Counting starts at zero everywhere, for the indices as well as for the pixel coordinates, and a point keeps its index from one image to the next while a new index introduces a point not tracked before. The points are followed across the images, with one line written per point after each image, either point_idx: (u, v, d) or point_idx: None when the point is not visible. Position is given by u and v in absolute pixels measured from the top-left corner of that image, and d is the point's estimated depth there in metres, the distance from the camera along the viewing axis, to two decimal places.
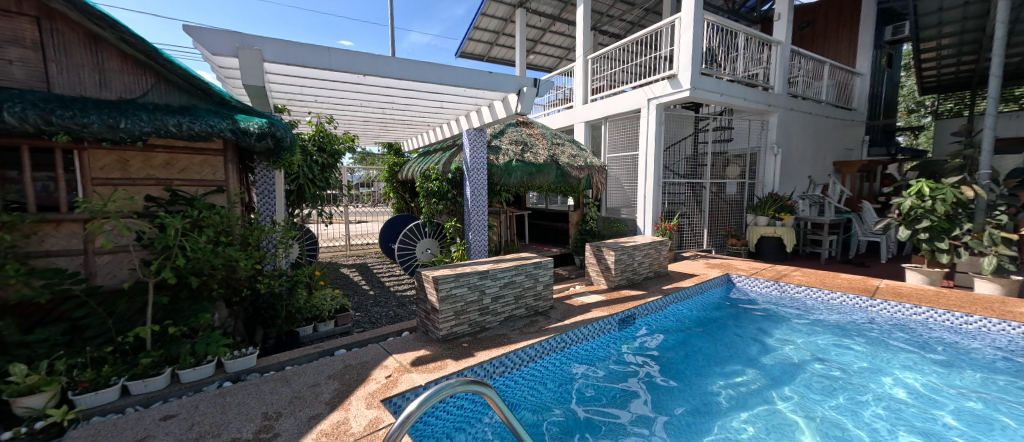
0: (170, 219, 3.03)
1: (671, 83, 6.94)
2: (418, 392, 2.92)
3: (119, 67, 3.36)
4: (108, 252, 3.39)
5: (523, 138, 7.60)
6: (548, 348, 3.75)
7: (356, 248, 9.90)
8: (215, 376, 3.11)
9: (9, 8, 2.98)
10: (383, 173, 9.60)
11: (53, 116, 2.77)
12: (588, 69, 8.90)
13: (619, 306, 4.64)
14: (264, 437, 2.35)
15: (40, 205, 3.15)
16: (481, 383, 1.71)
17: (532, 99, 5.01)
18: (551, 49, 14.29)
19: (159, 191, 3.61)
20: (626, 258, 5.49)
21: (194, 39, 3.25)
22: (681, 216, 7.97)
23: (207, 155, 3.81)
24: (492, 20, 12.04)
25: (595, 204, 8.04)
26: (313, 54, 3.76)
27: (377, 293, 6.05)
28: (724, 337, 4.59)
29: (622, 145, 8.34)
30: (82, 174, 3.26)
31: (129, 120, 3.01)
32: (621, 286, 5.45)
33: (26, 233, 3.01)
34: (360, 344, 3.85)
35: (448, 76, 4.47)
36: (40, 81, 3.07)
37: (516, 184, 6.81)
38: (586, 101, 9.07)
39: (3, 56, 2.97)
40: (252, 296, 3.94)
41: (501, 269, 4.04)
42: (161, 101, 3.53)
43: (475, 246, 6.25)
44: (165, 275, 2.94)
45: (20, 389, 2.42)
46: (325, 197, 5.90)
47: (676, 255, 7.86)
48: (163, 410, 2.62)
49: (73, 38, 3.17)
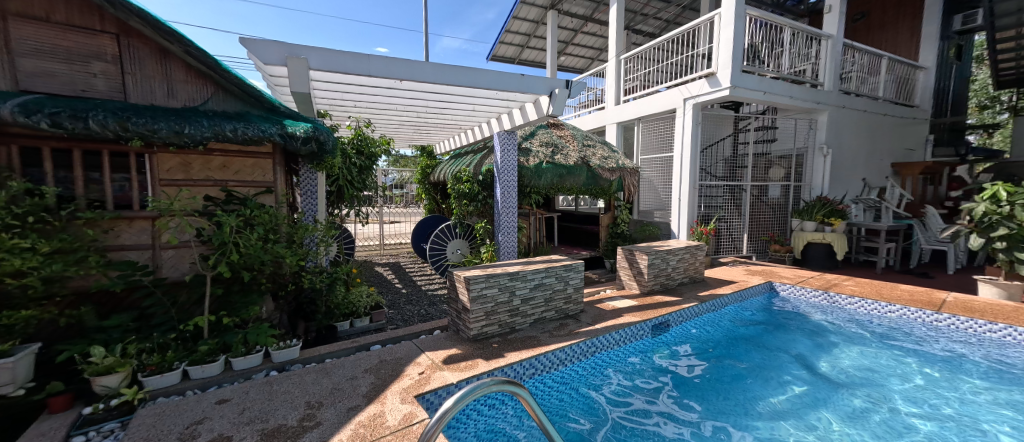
0: (226, 217, 3.27)
1: (709, 82, 6.69)
2: (450, 389, 2.98)
3: (184, 77, 3.66)
4: (172, 247, 3.70)
5: (554, 140, 7.58)
6: (578, 352, 3.71)
7: (390, 247, 10.21)
8: (263, 365, 3.32)
9: (95, 26, 3.32)
10: (416, 175, 9.87)
11: (129, 123, 3.06)
12: (621, 69, 8.77)
13: (653, 312, 4.52)
14: (307, 425, 2.48)
15: (117, 203, 3.49)
16: (513, 383, 1.72)
17: (563, 101, 4.99)
18: (583, 50, 14.16)
19: (216, 192, 3.89)
20: (660, 263, 5.33)
21: (248, 50, 3.50)
22: (719, 220, 7.65)
23: (258, 158, 4.08)
24: (524, 22, 12.12)
25: (627, 207, 7.88)
26: (353, 61, 3.94)
27: (409, 292, 6.20)
28: (767, 349, 4.36)
29: (656, 147, 8.13)
30: (152, 176, 3.59)
31: (192, 126, 3.27)
32: (654, 292, 5.30)
33: (104, 228, 3.34)
34: (394, 340, 4.00)
35: (480, 79, 4.54)
36: (118, 91, 3.41)
37: (546, 186, 6.80)
38: (619, 103, 8.92)
39: (88, 70, 3.31)
40: (295, 291, 4.22)
41: (531, 271, 4.05)
42: (220, 108, 3.81)
43: (504, 248, 6.27)
44: (221, 269, 3.18)
45: (99, 369, 2.68)
46: (362, 198, 6.15)
47: (713, 260, 7.55)
48: (218, 394, 2.82)
49: (146, 53, 3.50)
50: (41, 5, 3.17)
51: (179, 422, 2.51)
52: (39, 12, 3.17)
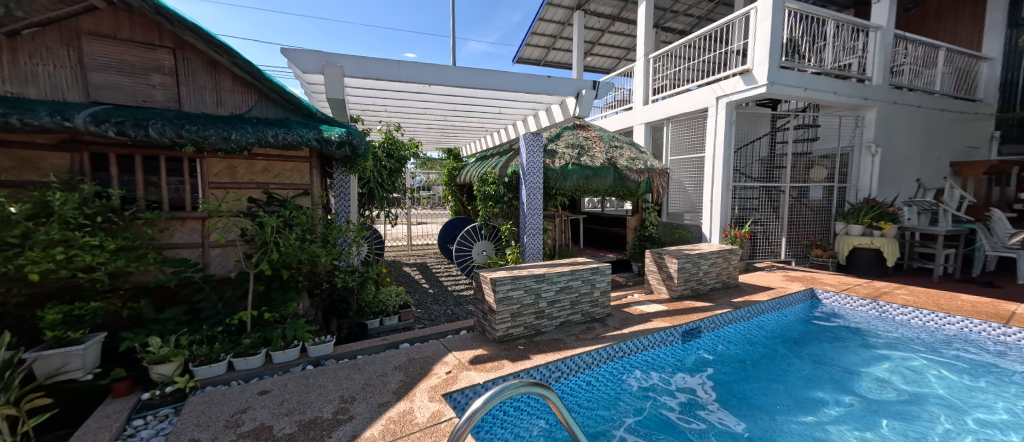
0: (267, 218, 3.47)
1: (744, 79, 6.44)
2: (477, 390, 3.02)
3: (231, 87, 3.90)
4: (219, 246, 3.94)
5: (580, 141, 7.52)
6: (605, 356, 3.67)
7: (417, 248, 10.45)
8: (300, 359, 3.48)
9: (155, 42, 3.62)
10: (443, 178, 10.06)
11: (183, 130, 3.30)
12: (650, 68, 8.61)
13: (683, 317, 4.40)
14: (341, 418, 2.58)
15: (172, 204, 3.77)
16: (542, 385, 1.73)
17: (590, 102, 4.95)
18: (610, 50, 13.99)
19: (258, 194, 4.12)
20: (691, 267, 5.18)
21: (289, 59, 3.69)
22: (755, 223, 7.34)
23: (297, 161, 4.29)
24: (550, 24, 12.12)
25: (655, 209, 7.71)
26: (385, 68, 4.07)
27: (436, 292, 6.33)
28: (808, 360, 4.14)
29: (686, 147, 7.90)
30: (203, 180, 3.85)
31: (238, 132, 3.48)
32: (684, 297, 5.15)
33: (161, 228, 3.61)
34: (422, 339, 4.09)
35: (506, 82, 4.58)
36: (174, 100, 3.69)
37: (572, 188, 6.76)
38: (647, 103, 8.74)
39: (149, 82, 3.60)
40: (329, 289, 4.38)
41: (557, 273, 4.03)
42: (263, 115, 4.03)
43: (530, 249, 6.28)
44: (262, 267, 3.37)
45: (156, 358, 2.91)
46: (392, 200, 6.33)
47: (748, 265, 7.25)
48: (260, 386, 2.99)
49: (198, 64, 3.76)
50: (109, 23, 3.48)
51: (225, 410, 2.68)
52: (107, 30, 3.47)
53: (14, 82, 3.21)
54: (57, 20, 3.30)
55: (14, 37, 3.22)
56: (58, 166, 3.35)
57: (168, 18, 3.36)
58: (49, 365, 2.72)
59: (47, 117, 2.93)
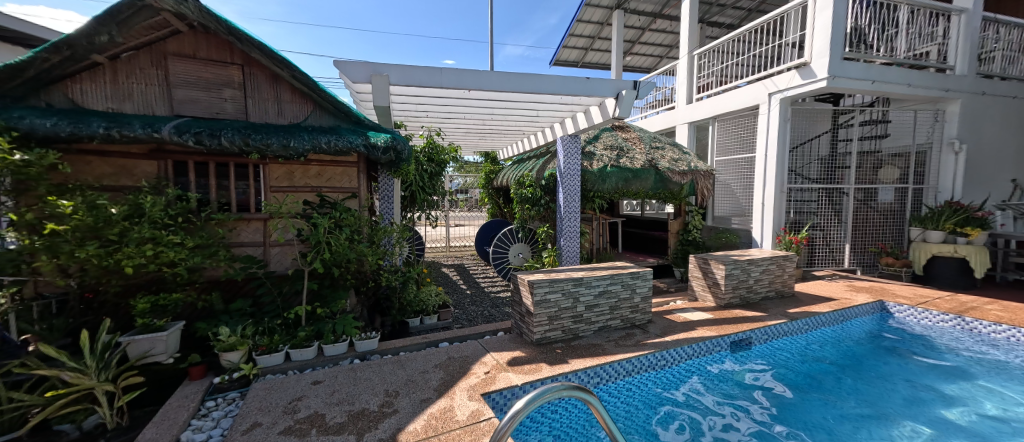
0: (320, 219, 3.72)
1: (801, 73, 6.01)
2: (515, 391, 3.05)
3: (290, 98, 4.22)
4: (278, 245, 4.26)
5: (619, 143, 7.37)
6: (647, 364, 3.57)
7: (455, 249, 10.71)
8: (348, 353, 3.68)
9: (227, 59, 3.99)
10: (480, 180, 10.24)
11: (250, 139, 3.62)
12: (694, 66, 8.28)
13: (731, 327, 4.18)
14: (387, 411, 2.70)
15: (239, 206, 4.14)
16: (584, 390, 1.71)
17: (631, 102, 4.83)
18: (650, 48, 13.60)
19: (312, 197, 4.41)
20: (740, 273, 4.90)
21: (341, 71, 3.94)
22: (813, 228, 6.82)
23: (346, 166, 4.54)
24: (588, 25, 11.99)
25: (699, 213, 7.40)
26: (427, 75, 4.23)
27: (473, 293, 6.48)
28: (876, 378, 3.79)
29: (734, 147, 7.50)
30: (265, 184, 4.19)
31: (296, 140, 3.76)
32: (732, 306, 4.88)
33: (229, 228, 3.98)
34: (461, 339, 4.19)
35: (544, 84, 4.58)
36: (242, 112, 4.05)
37: (610, 190, 6.63)
38: (691, 101, 8.39)
39: (221, 96, 3.98)
40: (374, 287, 4.60)
41: (596, 277, 3.98)
42: (317, 124, 4.33)
43: (566, 253, 6.25)
44: (316, 266, 3.61)
45: (225, 346, 3.22)
46: (432, 202, 6.55)
47: (805, 273, 6.75)
48: (313, 376, 3.20)
49: (262, 78, 4.10)
50: (189, 44, 3.88)
51: (284, 397, 2.89)
52: (188, 51, 3.88)
53: (114, 100, 3.69)
54: (148, 43, 3.74)
55: (115, 61, 3.69)
56: (148, 172, 3.78)
57: (238, 37, 3.69)
58: (139, 348, 3.07)
59: (139, 129, 3.32)
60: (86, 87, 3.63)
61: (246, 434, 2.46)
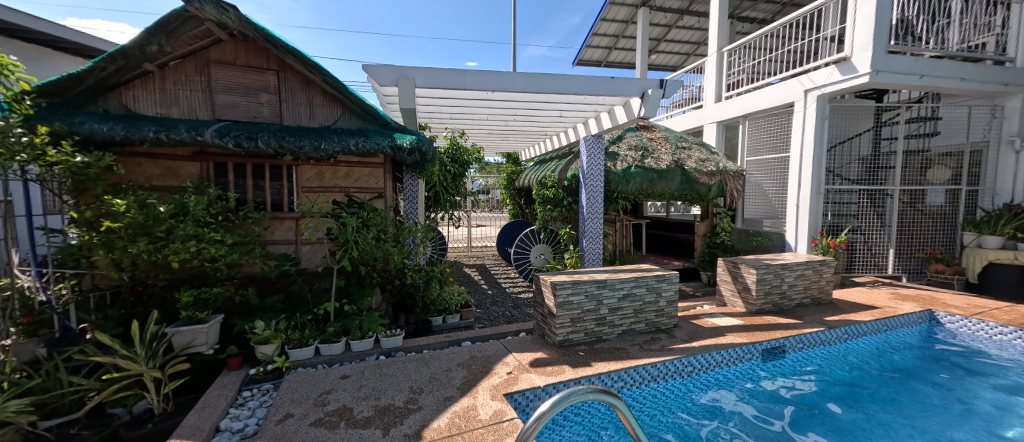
0: (349, 218, 3.83)
1: (841, 68, 5.71)
2: (538, 393, 3.04)
3: (321, 101, 4.37)
4: (309, 243, 4.42)
5: (644, 143, 7.23)
6: (673, 370, 3.48)
7: (476, 249, 10.78)
8: (374, 349, 3.77)
9: (263, 65, 4.17)
10: (502, 181, 10.27)
11: (285, 141, 3.77)
12: (724, 63, 8.03)
13: (763, 333, 4.02)
14: (411, 407, 2.75)
15: (273, 206, 4.32)
16: (610, 393, 1.68)
17: (657, 101, 4.73)
18: (677, 46, 13.27)
19: (341, 197, 4.55)
20: (773, 278, 4.71)
21: (369, 75, 4.05)
22: (852, 231, 6.47)
23: (373, 167, 4.65)
24: (612, 24, 11.83)
25: (727, 214, 7.22)
26: (452, 77, 4.29)
27: (494, 293, 6.51)
28: (923, 393, 3.56)
29: (766, 147, 7.21)
30: (298, 184, 4.35)
31: (326, 142, 3.89)
32: (764, 312, 4.69)
33: (264, 226, 4.16)
34: (483, 339, 4.22)
35: (568, 84, 4.56)
36: (277, 116, 4.24)
37: (634, 191, 6.50)
38: (720, 100, 8.13)
39: (258, 100, 4.17)
40: (399, 286, 4.70)
41: (620, 279, 3.91)
42: (346, 126, 4.46)
43: (589, 254, 6.18)
44: (344, 264, 3.73)
45: (260, 339, 3.38)
46: (454, 203, 6.62)
47: (843, 279, 6.41)
48: (341, 371, 3.29)
49: (296, 83, 4.27)
50: (230, 51, 4.09)
51: (315, 390, 3.00)
52: (228, 58, 4.08)
53: (163, 105, 3.93)
54: (194, 52, 3.97)
55: (163, 69, 3.92)
56: (191, 173, 4.00)
57: (275, 44, 3.86)
58: (183, 339, 3.27)
59: (184, 132, 3.52)
60: (138, 93, 3.87)
61: (279, 424, 2.56)
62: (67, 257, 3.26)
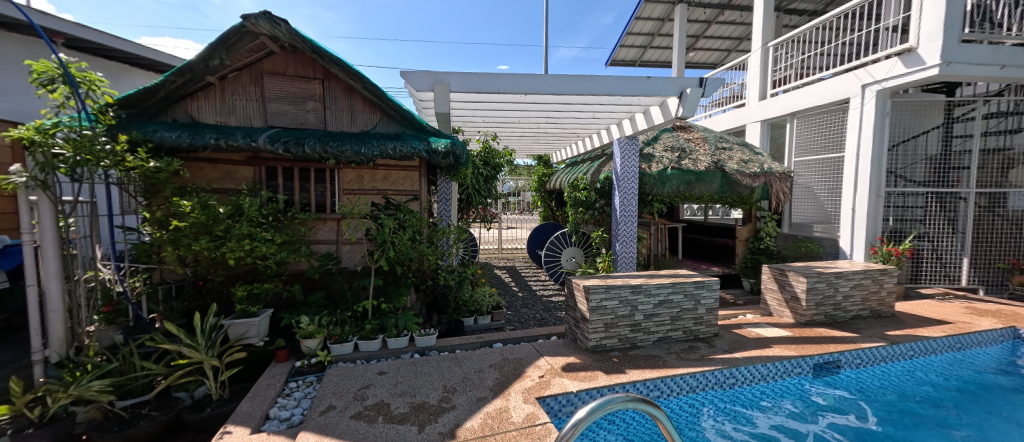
0: (386, 220, 3.96)
1: (904, 60, 5.24)
2: (571, 398, 3.00)
3: (362, 107, 4.57)
4: (349, 244, 4.61)
5: (681, 144, 6.99)
6: (713, 381, 3.34)
7: (506, 251, 10.83)
8: (409, 347, 3.88)
9: (310, 75, 4.42)
10: (533, 184, 10.27)
11: (329, 146, 3.96)
12: (769, 59, 7.63)
13: (813, 347, 3.77)
14: (445, 406, 2.80)
15: (318, 207, 4.55)
16: (649, 403, 1.63)
17: (696, 101, 4.56)
18: (717, 42, 12.74)
19: (379, 199, 4.71)
20: (825, 288, 4.40)
21: (407, 81, 4.18)
22: (917, 238, 5.93)
23: (409, 170, 4.79)
24: (647, 22, 11.54)
25: (773, 218, 6.89)
26: (486, 81, 4.34)
27: (525, 296, 6.51)
28: (1006, 420, 3.18)
29: (817, 146, 6.78)
30: (339, 187, 4.56)
31: (366, 147, 4.05)
32: (815, 323, 4.39)
33: (309, 227, 4.39)
34: (514, 341, 4.23)
35: (602, 86, 4.50)
36: (322, 122, 4.47)
37: (671, 194, 6.29)
38: (765, 98, 7.73)
39: (305, 108, 4.42)
40: (432, 286, 4.82)
41: (656, 285, 3.80)
42: (385, 131, 4.62)
43: (622, 258, 6.07)
44: (381, 263, 3.87)
45: (305, 333, 3.56)
46: (486, 205, 6.69)
47: (906, 290, 5.89)
48: (378, 367, 3.41)
49: (339, 91, 4.49)
50: (281, 62, 4.35)
51: (354, 384, 3.12)
52: (280, 69, 4.35)
53: (222, 114, 4.26)
54: (250, 64, 4.26)
55: (223, 81, 4.24)
56: (246, 177, 4.29)
57: (321, 55, 4.07)
58: (237, 331, 3.51)
59: (240, 139, 3.79)
60: (202, 104, 4.21)
61: (322, 416, 2.68)
62: (140, 253, 3.58)
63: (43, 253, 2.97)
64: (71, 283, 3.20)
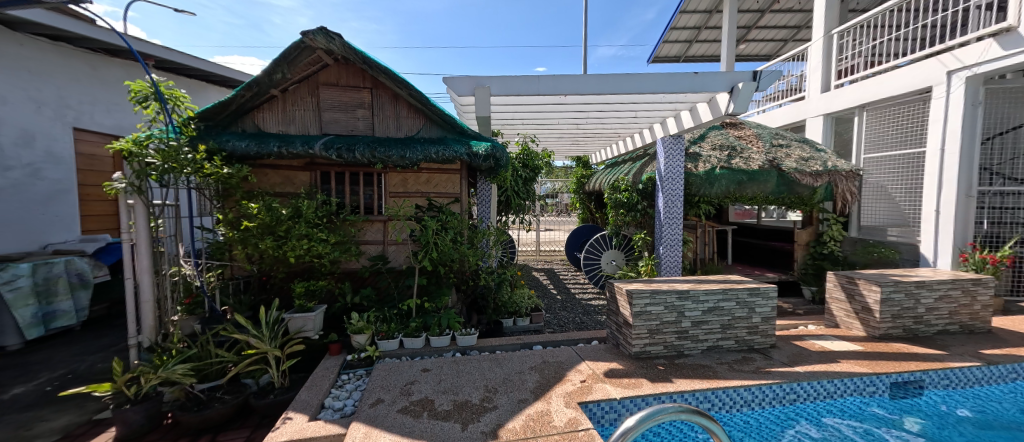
0: (429, 221, 4.09)
1: (1000, 42, 4.62)
2: (614, 405, 2.92)
3: (407, 113, 4.76)
4: (394, 244, 4.81)
5: (731, 142, 6.62)
6: (770, 396, 3.12)
7: (544, 253, 10.80)
8: (450, 346, 3.98)
9: (360, 84, 4.67)
10: (571, 185, 10.15)
11: (376, 152, 4.15)
12: (832, 48, 7.04)
13: (888, 363, 3.42)
14: (487, 406, 2.84)
15: (366, 209, 4.79)
16: (703, 415, 1.56)
17: (749, 96, 4.30)
18: (771, 32, 11.93)
19: (423, 201, 4.87)
20: (903, 299, 3.97)
21: (449, 86, 4.29)
22: (1019, 244, 5.20)
23: (451, 173, 4.91)
24: (693, 15, 11.05)
25: (838, 221, 6.37)
26: (526, 83, 4.36)
27: (564, 299, 6.45)
28: None
29: (891, 142, 6.15)
30: (386, 190, 4.77)
31: (411, 152, 4.20)
32: (891, 338, 3.97)
33: (359, 227, 4.62)
34: (554, 344, 4.21)
35: (646, 84, 4.37)
36: (371, 129, 4.71)
37: (719, 194, 5.97)
38: (828, 90, 7.13)
39: (355, 116, 4.67)
40: (472, 286, 4.90)
41: (705, 291, 3.62)
42: (428, 135, 4.78)
43: (667, 263, 5.85)
44: (424, 263, 4.00)
45: (355, 329, 3.76)
46: (524, 207, 6.72)
47: (1004, 303, 5.17)
48: (422, 364, 3.51)
49: (386, 99, 4.71)
50: (334, 74, 4.63)
51: (400, 379, 3.24)
52: (333, 79, 4.63)
53: (284, 124, 4.61)
54: (307, 77, 4.57)
55: (285, 93, 4.58)
56: (303, 181, 4.61)
57: (370, 66, 4.29)
58: (297, 324, 3.77)
59: (299, 147, 4.07)
60: (267, 115, 4.57)
61: (372, 408, 2.81)
62: (215, 250, 3.97)
63: (138, 250, 3.36)
64: (160, 277, 3.59)
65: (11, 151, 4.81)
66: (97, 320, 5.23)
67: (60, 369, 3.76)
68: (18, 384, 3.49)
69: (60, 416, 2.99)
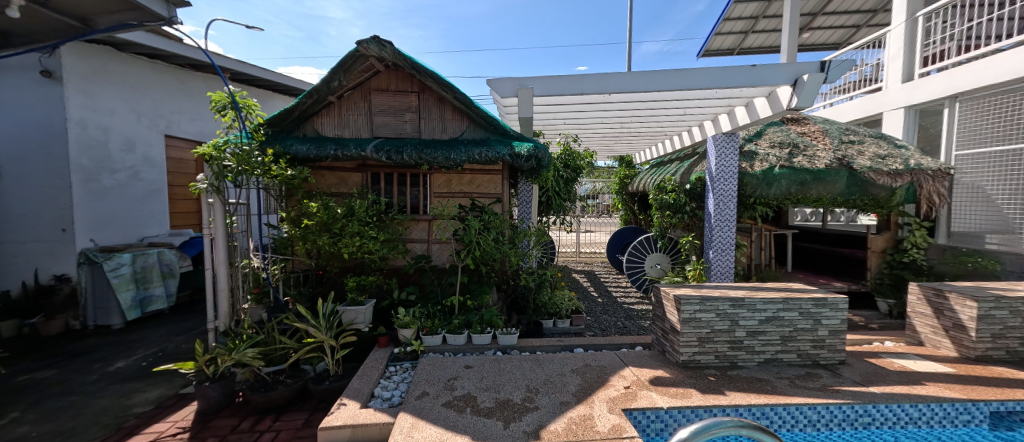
0: (472, 220, 4.17)
1: None
2: (660, 415, 2.81)
3: (452, 115, 4.88)
4: (438, 243, 4.96)
5: (793, 139, 6.13)
6: (839, 417, 2.85)
7: (584, 255, 10.61)
8: (491, 344, 4.02)
9: (408, 88, 4.86)
10: (613, 186, 9.90)
11: (423, 153, 4.29)
12: (916, 33, 6.32)
13: (986, 389, 3.00)
14: (529, 406, 2.84)
15: (413, 209, 4.97)
16: (763, 431, 1.46)
17: (815, 89, 3.97)
18: (840, 18, 10.91)
19: (466, 201, 4.97)
20: (1007, 316, 3.47)
21: (493, 88, 4.34)
22: None
23: (493, 174, 4.97)
24: (749, 4, 10.37)
25: (922, 226, 5.74)
26: (570, 83, 4.32)
27: (605, 302, 6.30)
28: None
29: (990, 137, 5.39)
30: (431, 191, 4.93)
31: (455, 153, 4.31)
32: (990, 360, 3.49)
33: (406, 226, 4.81)
34: (596, 347, 4.12)
35: (697, 79, 4.17)
36: (418, 132, 4.88)
37: (779, 195, 5.55)
38: (910, 79, 6.40)
39: (404, 119, 4.86)
40: (512, 286, 4.93)
41: (763, 300, 3.38)
42: (471, 137, 4.87)
43: (717, 268, 5.55)
44: (467, 261, 4.10)
45: (402, 323, 3.92)
46: (566, 207, 6.66)
47: None
48: (464, 361, 3.59)
49: (432, 102, 4.86)
50: (385, 79, 4.85)
51: (443, 374, 3.33)
52: (383, 85, 4.84)
53: (339, 128, 4.90)
54: (361, 84, 4.83)
55: (341, 99, 4.87)
56: (356, 182, 4.87)
57: (418, 71, 4.45)
58: (349, 317, 3.98)
59: (353, 149, 4.31)
60: (324, 120, 4.88)
61: (418, 400, 2.91)
62: (279, 245, 4.31)
63: (216, 243, 3.71)
64: (234, 268, 3.95)
65: (117, 156, 5.50)
66: (181, 305, 5.86)
67: (153, 348, 4.26)
68: (120, 358, 4.00)
69: (154, 389, 3.39)
